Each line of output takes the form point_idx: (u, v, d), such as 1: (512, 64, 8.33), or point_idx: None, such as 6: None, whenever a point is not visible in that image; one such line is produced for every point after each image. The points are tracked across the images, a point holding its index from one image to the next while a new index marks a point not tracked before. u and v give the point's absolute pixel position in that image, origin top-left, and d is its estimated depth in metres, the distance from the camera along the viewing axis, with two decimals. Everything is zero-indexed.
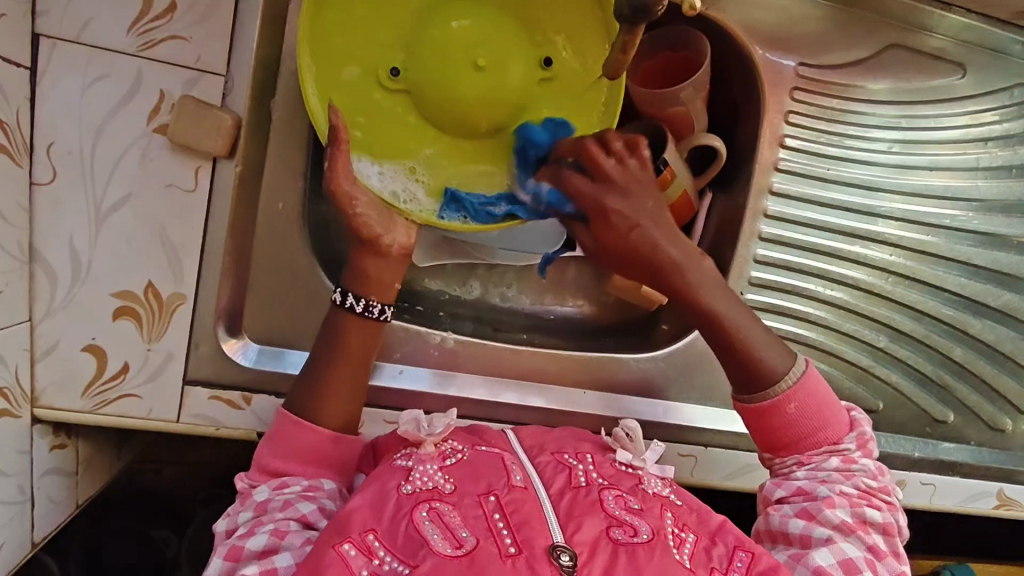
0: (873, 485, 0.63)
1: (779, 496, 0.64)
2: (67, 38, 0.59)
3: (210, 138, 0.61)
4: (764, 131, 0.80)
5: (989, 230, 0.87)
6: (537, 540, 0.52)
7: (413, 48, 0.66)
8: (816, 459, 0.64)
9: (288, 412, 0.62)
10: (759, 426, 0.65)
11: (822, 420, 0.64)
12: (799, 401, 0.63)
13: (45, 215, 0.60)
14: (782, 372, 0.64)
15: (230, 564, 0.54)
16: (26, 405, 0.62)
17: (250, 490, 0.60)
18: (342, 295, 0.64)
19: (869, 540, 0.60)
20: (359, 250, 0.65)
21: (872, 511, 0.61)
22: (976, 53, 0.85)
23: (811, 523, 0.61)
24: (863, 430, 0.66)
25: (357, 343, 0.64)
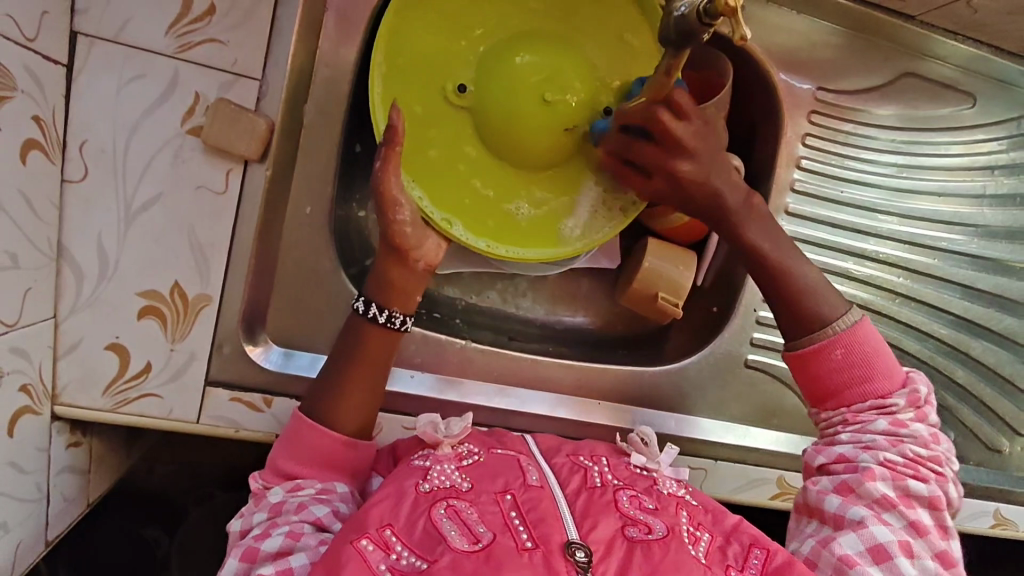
0: (921, 453, 0.61)
1: (821, 463, 0.64)
2: (105, 37, 0.59)
3: (244, 141, 0.62)
4: (780, 152, 0.82)
5: (991, 255, 0.90)
6: (553, 536, 0.52)
7: (483, 71, 0.69)
8: (862, 419, 0.62)
9: (303, 415, 0.61)
10: (804, 373, 0.64)
11: (870, 371, 0.63)
12: (847, 347, 0.62)
13: (74, 212, 0.60)
14: (834, 317, 0.63)
15: (245, 564, 0.54)
16: (47, 402, 0.62)
17: (264, 492, 0.60)
18: (366, 305, 0.63)
19: (910, 516, 0.58)
20: (388, 258, 0.65)
21: (916, 483, 0.60)
22: (984, 84, 0.87)
23: (847, 499, 0.60)
24: (916, 388, 0.63)
25: (375, 351, 0.63)
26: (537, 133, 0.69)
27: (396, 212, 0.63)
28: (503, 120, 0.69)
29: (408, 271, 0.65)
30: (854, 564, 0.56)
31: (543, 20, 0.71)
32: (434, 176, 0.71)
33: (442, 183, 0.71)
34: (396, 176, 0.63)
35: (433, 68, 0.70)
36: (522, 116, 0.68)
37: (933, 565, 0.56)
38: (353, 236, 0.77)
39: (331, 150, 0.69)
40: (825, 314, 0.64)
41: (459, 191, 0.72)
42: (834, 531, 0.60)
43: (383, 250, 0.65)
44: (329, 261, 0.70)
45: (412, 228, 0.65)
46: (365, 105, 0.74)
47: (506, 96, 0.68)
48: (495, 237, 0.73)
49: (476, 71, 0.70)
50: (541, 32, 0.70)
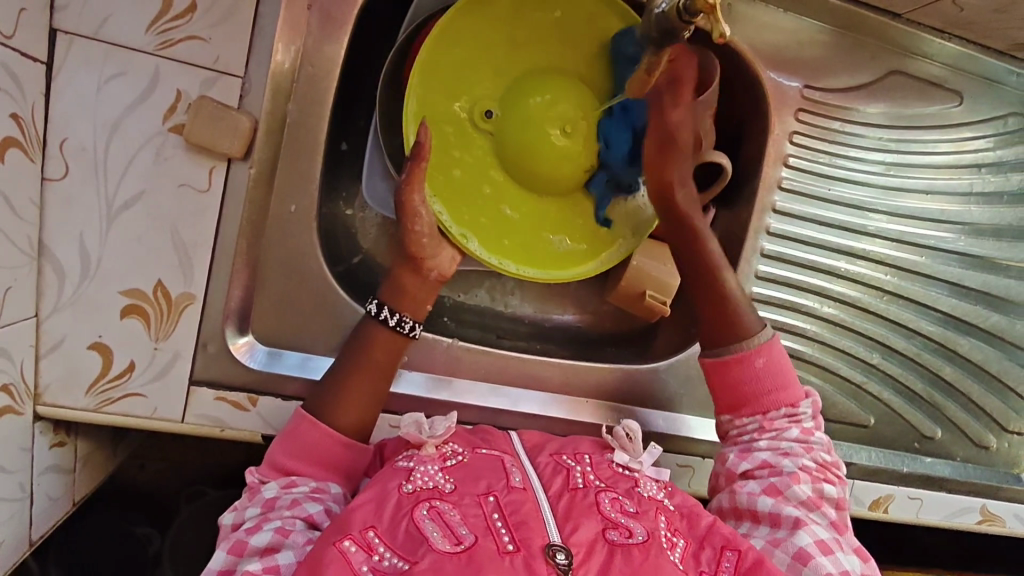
0: (828, 459, 0.67)
1: (745, 469, 0.66)
2: (85, 34, 0.58)
3: (226, 139, 0.62)
4: (768, 149, 0.82)
5: (978, 253, 0.90)
6: (534, 539, 0.52)
7: (508, 100, 0.71)
8: (776, 425, 0.67)
9: (306, 412, 0.62)
10: (725, 380, 0.69)
11: (783, 381, 0.68)
12: (768, 355, 0.68)
13: (55, 211, 0.60)
14: (754, 331, 0.69)
15: (233, 558, 0.54)
16: (30, 402, 0.61)
17: (259, 486, 0.60)
18: (377, 308, 0.65)
19: (830, 515, 0.63)
20: (401, 266, 0.67)
21: (828, 486, 0.65)
22: (972, 82, 0.87)
23: (778, 500, 0.63)
24: (817, 398, 0.70)
25: (381, 354, 0.65)
26: (551, 160, 0.71)
27: (415, 222, 0.64)
28: (525, 146, 0.70)
29: (419, 279, 0.67)
30: (808, 560, 0.58)
31: (556, 53, 0.73)
32: (457, 197, 0.72)
33: (464, 205, 0.72)
34: (417, 192, 0.63)
35: (458, 91, 0.71)
36: (539, 143, 0.70)
37: (859, 560, 0.60)
38: (340, 234, 0.76)
39: (316, 148, 0.68)
40: (748, 326, 0.69)
41: (482, 212, 0.73)
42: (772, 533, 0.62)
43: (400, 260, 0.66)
44: (315, 260, 0.70)
45: (429, 238, 0.66)
46: (350, 103, 0.74)
47: (526, 126, 0.70)
48: (513, 258, 0.74)
49: (502, 98, 0.71)
50: (556, 67, 0.72)
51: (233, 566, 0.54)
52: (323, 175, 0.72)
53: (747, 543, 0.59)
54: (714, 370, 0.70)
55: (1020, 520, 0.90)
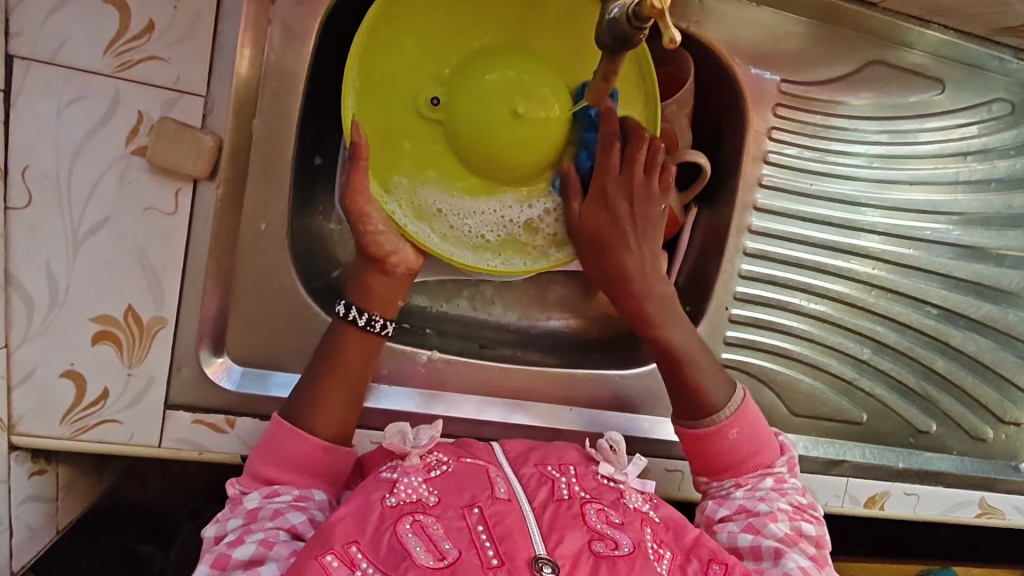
0: (803, 501, 0.67)
1: (723, 516, 0.66)
2: (42, 60, 0.58)
3: (190, 160, 0.61)
4: (747, 146, 0.81)
5: (968, 242, 0.89)
6: (519, 551, 0.52)
7: (453, 82, 0.64)
8: (751, 479, 0.67)
9: (282, 420, 0.61)
10: (699, 450, 0.67)
11: (757, 444, 0.67)
12: (739, 427, 0.67)
13: (20, 238, 0.59)
14: (723, 404, 0.67)
15: (216, 573, 0.53)
16: (4, 433, 0.61)
17: (241, 497, 0.59)
18: (346, 308, 0.64)
19: (809, 552, 0.63)
20: (366, 266, 0.65)
21: (806, 525, 0.65)
22: (954, 68, 0.86)
23: (757, 535, 0.63)
24: (792, 454, 0.69)
25: (356, 356, 0.64)
26: (520, 147, 0.63)
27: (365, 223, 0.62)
28: (481, 131, 0.63)
29: (386, 278, 0.65)
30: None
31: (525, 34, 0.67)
32: (424, 213, 0.66)
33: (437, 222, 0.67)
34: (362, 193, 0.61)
35: (404, 82, 0.65)
36: (498, 120, 0.62)
37: None
38: (316, 248, 0.76)
39: (285, 164, 0.67)
40: (718, 396, 0.67)
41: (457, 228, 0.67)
42: (755, 569, 0.62)
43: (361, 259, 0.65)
44: (288, 278, 0.69)
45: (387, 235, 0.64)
46: (319, 116, 0.73)
47: (478, 108, 0.63)
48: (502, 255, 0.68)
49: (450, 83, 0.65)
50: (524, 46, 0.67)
51: None
52: (294, 192, 0.71)
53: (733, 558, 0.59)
54: (690, 440, 0.68)
55: (1020, 513, 0.89)
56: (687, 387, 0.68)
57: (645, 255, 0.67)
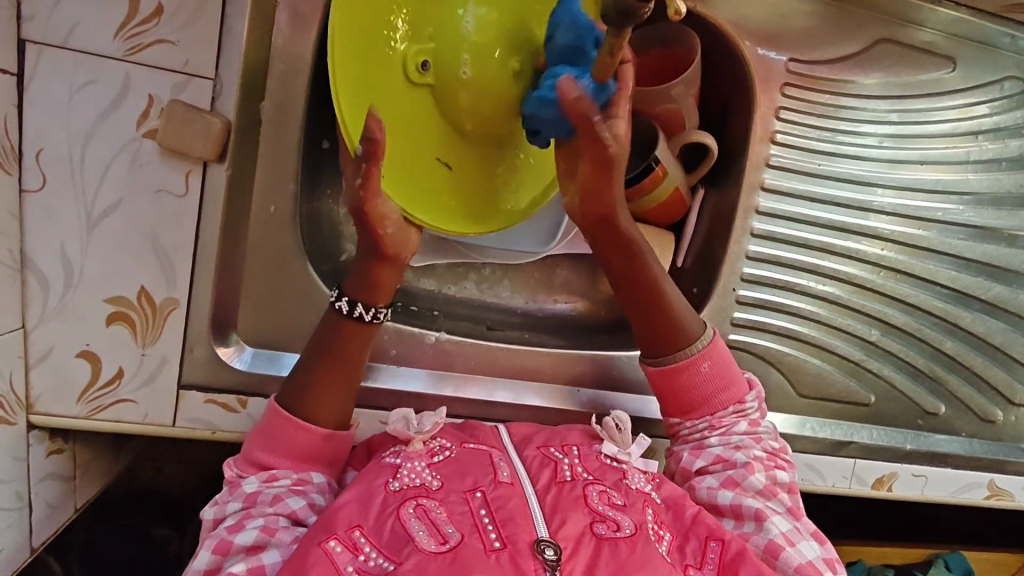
0: (776, 445, 0.68)
1: (699, 466, 0.66)
2: (54, 43, 0.58)
3: (199, 142, 0.61)
4: (754, 127, 0.80)
5: (979, 223, 0.88)
6: (521, 535, 0.52)
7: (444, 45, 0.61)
8: (726, 422, 0.67)
9: (280, 407, 0.61)
10: (669, 388, 0.67)
11: (729, 378, 0.68)
12: (712, 358, 0.67)
13: (34, 221, 0.60)
14: (694, 336, 0.67)
15: (218, 557, 0.54)
16: (22, 412, 0.62)
17: (238, 481, 0.60)
18: (350, 306, 0.62)
19: (786, 501, 0.64)
20: (371, 261, 0.62)
21: (781, 472, 0.66)
22: (966, 46, 0.85)
23: (736, 492, 0.64)
24: (759, 387, 0.70)
25: (354, 346, 0.63)
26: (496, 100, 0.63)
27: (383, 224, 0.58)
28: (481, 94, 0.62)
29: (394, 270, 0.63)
30: (778, 552, 0.60)
31: None
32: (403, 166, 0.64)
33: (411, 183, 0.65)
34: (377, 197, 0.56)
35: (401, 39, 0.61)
36: (490, 83, 0.62)
37: (817, 544, 0.62)
38: (325, 231, 0.76)
39: (295, 147, 0.68)
40: (689, 331, 0.67)
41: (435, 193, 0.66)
42: (735, 528, 0.63)
43: (364, 254, 0.61)
44: (298, 260, 0.70)
45: (398, 232, 0.60)
46: (326, 99, 0.73)
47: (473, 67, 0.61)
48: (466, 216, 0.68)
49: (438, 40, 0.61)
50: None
51: (217, 566, 0.54)
52: (302, 174, 0.71)
53: (730, 532, 0.60)
54: (660, 379, 0.68)
55: None
56: (660, 326, 0.67)
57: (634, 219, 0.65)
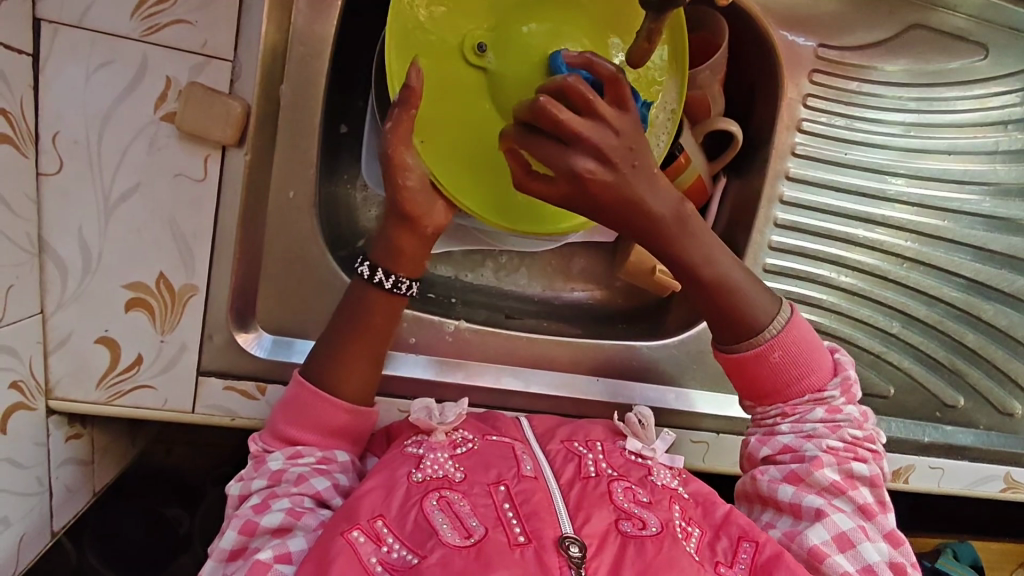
0: (858, 435, 0.64)
1: (765, 454, 0.65)
2: (70, 23, 0.57)
3: (219, 126, 0.60)
4: (780, 115, 0.79)
5: (1004, 214, 0.86)
6: (546, 530, 0.51)
7: (502, 36, 0.62)
8: (800, 410, 0.64)
9: (305, 381, 0.61)
10: (744, 375, 0.65)
11: (808, 365, 0.64)
12: (784, 350, 0.63)
13: (52, 205, 0.59)
14: (766, 321, 0.63)
15: (243, 538, 0.54)
16: (42, 397, 0.62)
17: (265, 455, 0.60)
18: (370, 271, 0.62)
19: (859, 499, 0.61)
20: (394, 224, 0.62)
21: (858, 465, 0.63)
22: (997, 32, 0.83)
23: (799, 488, 0.62)
24: (847, 374, 0.66)
25: (379, 318, 0.62)
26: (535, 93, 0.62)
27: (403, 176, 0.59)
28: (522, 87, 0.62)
29: (416, 237, 0.62)
30: (823, 558, 0.58)
31: None
32: (455, 166, 0.64)
33: (460, 174, 0.65)
34: (405, 145, 0.58)
35: (450, 24, 0.62)
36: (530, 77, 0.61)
37: (886, 547, 0.59)
38: (342, 217, 0.75)
39: (313, 131, 0.67)
40: (759, 316, 0.63)
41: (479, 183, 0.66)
42: (793, 521, 0.62)
43: (390, 217, 0.62)
44: (316, 246, 0.69)
45: (419, 191, 0.61)
46: (345, 83, 0.72)
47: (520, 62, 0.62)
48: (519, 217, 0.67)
49: (496, 35, 0.63)
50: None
51: (242, 546, 0.54)
52: (320, 158, 0.70)
53: (764, 534, 0.58)
54: (734, 367, 0.64)
55: None
56: (723, 320, 0.63)
57: (667, 197, 0.57)
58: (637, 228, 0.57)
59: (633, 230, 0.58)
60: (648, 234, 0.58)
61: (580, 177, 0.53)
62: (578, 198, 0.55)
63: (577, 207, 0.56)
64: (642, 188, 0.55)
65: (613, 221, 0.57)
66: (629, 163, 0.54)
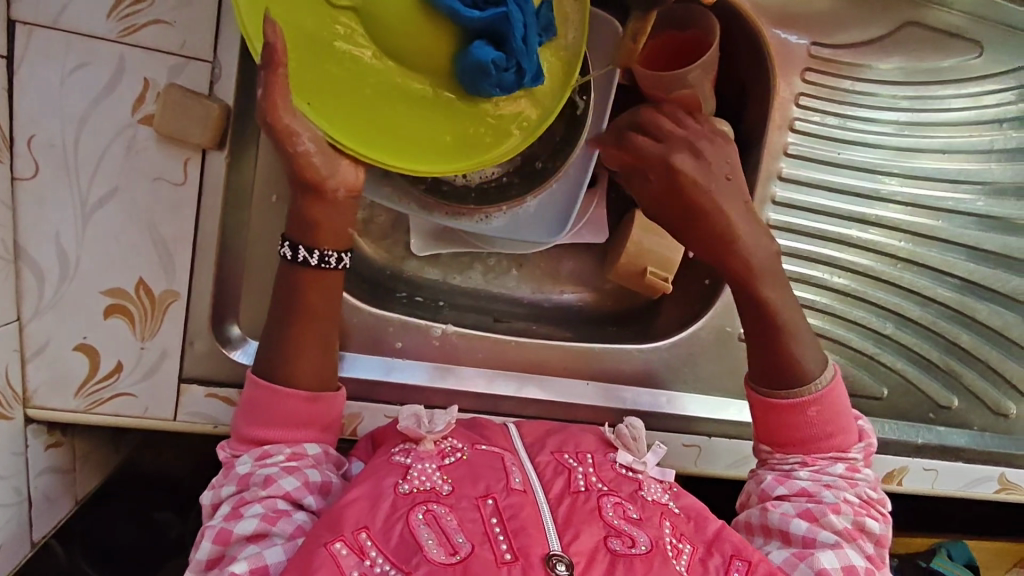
0: (873, 495, 0.64)
1: (779, 494, 0.63)
2: (44, 24, 0.55)
3: (198, 129, 0.59)
4: (772, 115, 0.78)
5: (998, 214, 0.85)
6: (533, 548, 0.51)
7: None
8: (822, 462, 0.64)
9: (259, 377, 0.59)
10: (770, 419, 0.65)
11: (837, 426, 0.64)
12: (821, 406, 0.64)
13: (28, 210, 0.58)
14: (812, 376, 0.64)
15: (219, 547, 0.53)
16: (19, 405, 0.61)
17: (233, 461, 0.59)
18: (290, 250, 0.58)
19: (866, 549, 0.61)
20: (305, 197, 0.57)
21: (871, 521, 0.62)
22: (993, 30, 0.82)
23: (813, 524, 0.61)
24: (870, 441, 0.67)
25: (320, 299, 0.60)
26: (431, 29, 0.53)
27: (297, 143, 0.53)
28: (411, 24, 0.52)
29: (329, 205, 0.58)
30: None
31: None
32: (353, 125, 0.56)
33: (363, 134, 0.56)
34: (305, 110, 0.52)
35: None
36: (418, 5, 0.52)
37: None
38: None
39: None
40: (808, 371, 0.64)
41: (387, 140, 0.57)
42: (800, 553, 0.60)
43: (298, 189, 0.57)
44: None
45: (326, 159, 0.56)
46: None
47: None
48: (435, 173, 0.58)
49: None
50: None
51: (219, 556, 0.54)
52: None
53: (757, 552, 0.57)
54: (763, 409, 0.65)
55: None
56: (774, 357, 0.64)
57: (749, 220, 0.63)
58: (713, 240, 0.62)
59: (707, 241, 0.62)
60: (726, 252, 0.62)
61: (675, 168, 0.61)
62: (663, 189, 0.63)
63: (663, 209, 0.63)
64: (727, 205, 0.62)
65: (694, 236, 0.63)
66: (716, 184, 0.62)
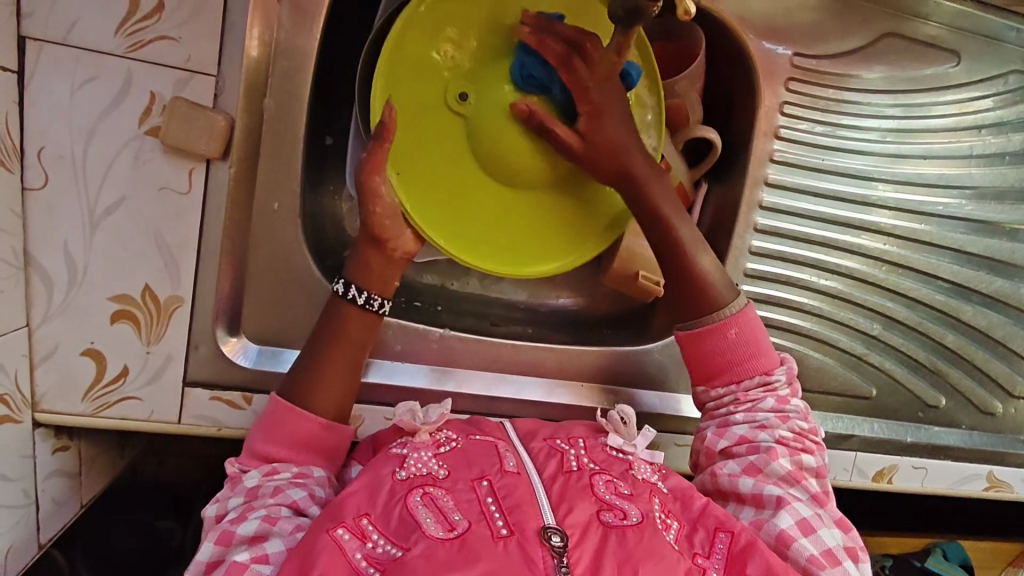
0: (805, 426, 0.67)
1: (723, 447, 0.66)
2: (55, 40, 0.58)
3: (203, 139, 0.61)
4: (758, 122, 0.80)
5: (980, 217, 0.88)
6: (528, 522, 0.52)
7: (486, 85, 0.66)
8: (751, 396, 0.67)
9: (280, 398, 0.62)
10: (698, 351, 0.68)
11: (756, 349, 0.67)
12: (740, 326, 0.67)
13: (37, 219, 0.60)
14: (727, 301, 0.68)
15: (220, 549, 0.54)
16: (28, 409, 0.62)
17: (241, 475, 0.60)
18: (345, 287, 0.64)
19: (811, 488, 0.63)
20: (366, 244, 0.65)
21: (808, 457, 0.65)
22: (971, 39, 0.85)
23: (757, 479, 0.63)
24: (792, 365, 0.69)
25: (353, 334, 0.64)
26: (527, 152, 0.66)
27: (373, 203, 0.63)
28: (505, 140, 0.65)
29: (384, 257, 0.65)
30: (790, 542, 0.59)
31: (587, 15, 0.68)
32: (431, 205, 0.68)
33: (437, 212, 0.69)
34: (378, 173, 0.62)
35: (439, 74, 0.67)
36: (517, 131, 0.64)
37: (840, 533, 0.61)
38: (328, 227, 0.76)
39: (297, 142, 0.68)
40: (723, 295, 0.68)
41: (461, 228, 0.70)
42: (756, 516, 0.62)
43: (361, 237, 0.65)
44: (302, 256, 0.69)
45: (388, 216, 0.64)
46: (330, 95, 0.73)
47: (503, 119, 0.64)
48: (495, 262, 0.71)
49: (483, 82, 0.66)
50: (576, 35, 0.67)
51: (221, 558, 0.54)
52: (305, 168, 0.71)
53: (739, 523, 0.60)
54: (688, 343, 0.68)
55: None
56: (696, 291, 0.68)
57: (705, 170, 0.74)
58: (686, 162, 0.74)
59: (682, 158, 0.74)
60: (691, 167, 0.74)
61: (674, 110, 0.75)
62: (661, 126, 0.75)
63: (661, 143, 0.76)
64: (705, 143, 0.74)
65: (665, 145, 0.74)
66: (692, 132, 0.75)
